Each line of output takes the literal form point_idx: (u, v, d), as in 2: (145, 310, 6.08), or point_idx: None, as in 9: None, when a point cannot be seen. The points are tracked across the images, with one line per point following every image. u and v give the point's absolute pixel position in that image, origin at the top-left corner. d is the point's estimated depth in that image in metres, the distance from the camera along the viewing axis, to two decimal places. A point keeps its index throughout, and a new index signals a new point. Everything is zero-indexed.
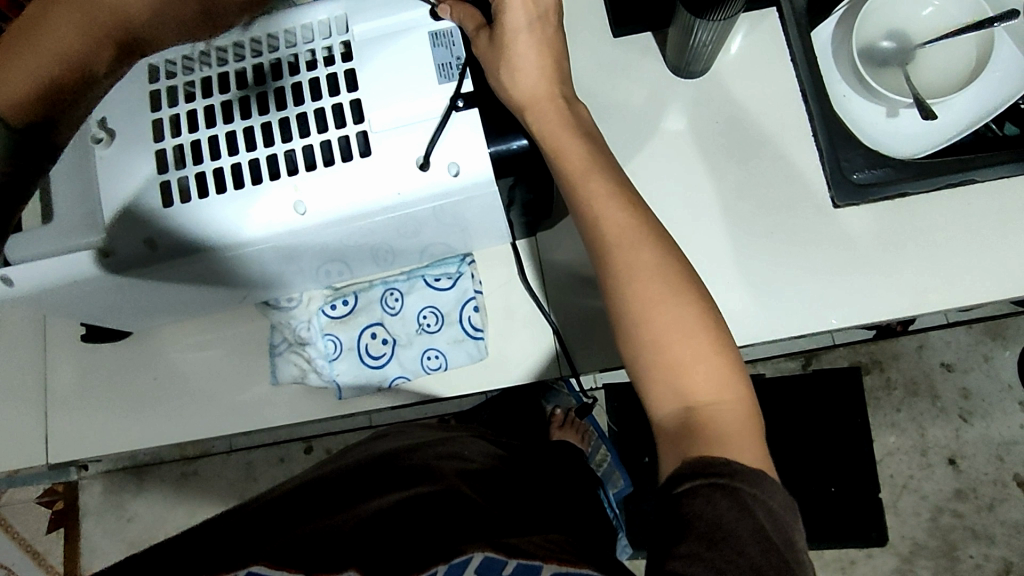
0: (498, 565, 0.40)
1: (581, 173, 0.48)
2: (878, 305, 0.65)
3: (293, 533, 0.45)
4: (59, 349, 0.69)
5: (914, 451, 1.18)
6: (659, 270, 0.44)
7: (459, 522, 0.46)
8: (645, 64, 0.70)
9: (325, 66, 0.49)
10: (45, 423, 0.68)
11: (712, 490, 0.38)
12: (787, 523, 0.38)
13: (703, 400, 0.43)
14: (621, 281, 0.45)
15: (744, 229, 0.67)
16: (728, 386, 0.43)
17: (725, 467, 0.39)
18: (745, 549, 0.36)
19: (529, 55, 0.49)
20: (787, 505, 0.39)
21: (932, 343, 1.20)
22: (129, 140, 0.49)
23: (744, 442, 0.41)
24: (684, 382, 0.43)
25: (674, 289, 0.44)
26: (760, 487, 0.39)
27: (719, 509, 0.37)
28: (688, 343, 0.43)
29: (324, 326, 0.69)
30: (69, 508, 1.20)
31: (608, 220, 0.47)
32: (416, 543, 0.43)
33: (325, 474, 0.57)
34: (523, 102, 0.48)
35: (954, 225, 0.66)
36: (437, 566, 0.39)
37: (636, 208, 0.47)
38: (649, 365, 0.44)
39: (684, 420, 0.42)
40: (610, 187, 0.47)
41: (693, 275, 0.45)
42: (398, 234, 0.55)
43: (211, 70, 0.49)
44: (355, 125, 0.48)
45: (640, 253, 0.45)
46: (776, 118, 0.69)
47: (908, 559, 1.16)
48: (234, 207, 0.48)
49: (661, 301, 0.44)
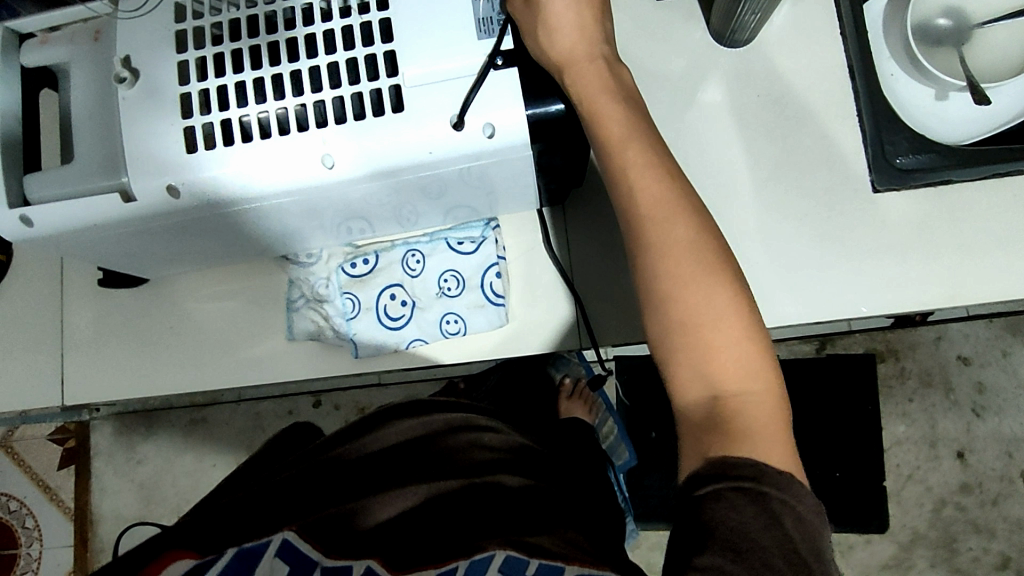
0: (522, 564, 0.42)
1: (619, 143, 0.44)
2: (908, 295, 0.63)
3: (313, 508, 0.47)
4: (75, 293, 0.69)
5: (922, 442, 1.18)
6: (691, 249, 0.42)
7: (474, 520, 0.47)
8: (686, 30, 0.67)
9: (359, 15, 0.46)
10: (60, 366, 0.68)
11: (736, 494, 0.37)
12: (815, 530, 0.37)
13: (731, 390, 0.41)
14: (651, 256, 0.43)
15: (776, 209, 0.65)
16: (756, 377, 0.41)
17: (751, 470, 0.38)
18: (771, 562, 0.35)
19: (568, 7, 0.44)
20: (817, 509, 0.38)
21: (950, 335, 1.19)
22: (152, 82, 0.47)
23: (771, 437, 0.40)
24: (711, 368, 0.41)
25: (706, 271, 0.42)
26: (789, 492, 0.37)
27: (742, 516, 0.36)
28: (718, 328, 0.41)
29: (342, 285, 0.68)
30: (81, 447, 1.23)
31: (641, 192, 0.44)
32: (429, 542, 0.45)
33: (346, 429, 0.58)
34: (561, 62, 0.45)
35: (999, 217, 0.63)
36: (458, 561, 0.42)
37: (672, 179, 0.44)
38: (676, 348, 0.42)
39: (707, 413, 0.41)
40: (648, 157, 0.44)
41: (725, 253, 0.43)
42: (425, 193, 0.54)
43: (240, 13, 0.47)
44: (388, 78, 0.46)
45: (672, 228, 0.43)
46: (820, 95, 0.66)
47: (907, 547, 1.17)
48: (255, 160, 0.46)
49: (691, 282, 0.42)
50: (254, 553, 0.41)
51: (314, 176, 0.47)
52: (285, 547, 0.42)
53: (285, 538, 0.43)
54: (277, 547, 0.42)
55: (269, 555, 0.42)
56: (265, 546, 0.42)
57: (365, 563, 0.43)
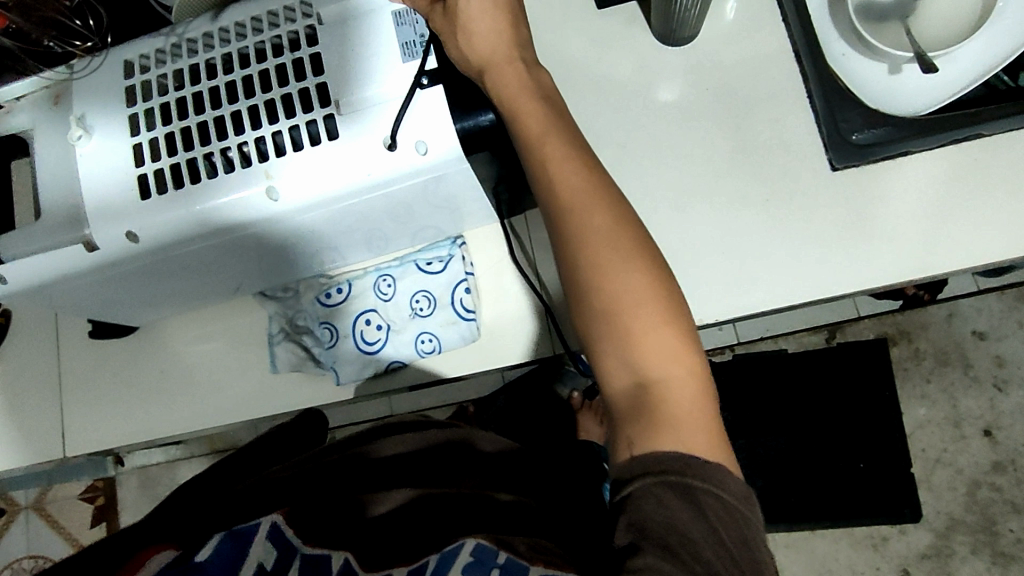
0: (490, 554, 0.39)
1: (538, 140, 0.46)
2: (888, 269, 0.63)
3: (293, 501, 0.44)
4: (70, 347, 0.72)
5: (946, 423, 1.14)
6: (610, 239, 0.44)
7: (452, 518, 0.44)
8: (631, 34, 0.69)
9: (290, 52, 0.49)
10: (60, 419, 0.70)
11: (664, 489, 0.39)
12: (742, 515, 0.39)
13: (653, 375, 0.42)
14: (570, 249, 0.44)
15: (741, 197, 0.65)
16: (678, 362, 0.42)
17: (676, 462, 0.39)
18: (701, 555, 0.37)
19: (482, 14, 0.47)
20: (745, 496, 0.40)
21: (962, 311, 1.16)
22: (106, 135, 0.50)
23: (694, 425, 0.41)
24: (634, 355, 0.42)
25: (627, 260, 0.43)
26: (713, 480, 0.39)
27: (671, 510, 0.38)
28: (639, 316, 0.42)
29: (319, 315, 0.70)
30: (109, 503, 1.26)
31: (561, 185, 0.45)
32: (410, 537, 0.42)
33: (344, 439, 0.56)
34: (480, 66, 0.47)
35: (971, 183, 0.63)
36: (429, 556, 0.40)
37: (591, 172, 0.46)
38: (603, 337, 0.43)
39: (633, 400, 0.42)
40: (567, 151, 0.46)
41: (645, 240, 0.44)
42: (391, 218, 0.57)
43: (182, 63, 0.50)
44: (321, 108, 0.48)
45: (589, 220, 0.44)
46: (772, 81, 0.67)
47: (944, 535, 1.13)
48: (195, 198, 0.49)
49: (611, 269, 0.43)
50: (241, 533, 0.39)
51: (255, 212, 0.49)
52: (275, 531, 0.40)
53: (274, 522, 0.40)
54: (268, 531, 0.40)
55: (259, 539, 0.39)
56: (257, 527, 0.39)
57: (343, 556, 0.40)
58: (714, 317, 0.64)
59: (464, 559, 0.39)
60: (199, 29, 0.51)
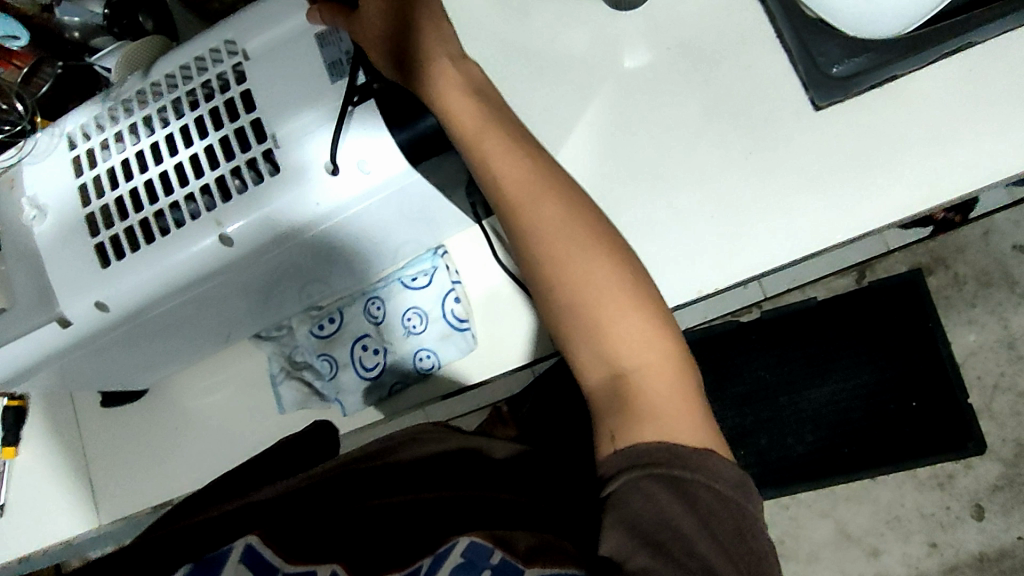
0: (483, 555, 0.36)
1: (475, 138, 0.44)
2: (895, 200, 0.58)
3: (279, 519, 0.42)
4: (88, 418, 0.73)
5: (1000, 346, 1.07)
6: (564, 227, 0.43)
7: (433, 522, 0.42)
8: (583, 7, 0.66)
9: (221, 94, 0.49)
10: (91, 488, 0.71)
11: (650, 483, 0.37)
12: (737, 503, 0.38)
13: (628, 363, 0.41)
14: (529, 244, 0.44)
15: (720, 152, 0.61)
16: (651, 348, 0.41)
17: (661, 452, 0.38)
18: (694, 549, 0.35)
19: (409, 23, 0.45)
20: (739, 483, 0.38)
21: (999, 227, 1.09)
22: (63, 210, 0.50)
23: (677, 411, 0.40)
24: (605, 344, 0.42)
25: (585, 248, 0.43)
26: (701, 469, 0.38)
27: (660, 504, 0.37)
28: (604, 302, 0.42)
29: (317, 348, 0.69)
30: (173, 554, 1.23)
31: (505, 179, 0.44)
32: (393, 543, 0.41)
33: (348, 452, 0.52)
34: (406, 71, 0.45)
35: (967, 95, 0.58)
36: (423, 559, 0.38)
37: (536, 161, 0.45)
38: (572, 330, 0.43)
39: (609, 391, 0.41)
40: (508, 145, 0.44)
41: (601, 225, 0.44)
42: (366, 241, 0.55)
43: (122, 125, 0.50)
44: (259, 145, 0.47)
45: (539, 212, 0.43)
46: (737, 27, 0.63)
47: (1015, 463, 1.05)
48: (150, 256, 0.48)
49: (569, 260, 0.42)
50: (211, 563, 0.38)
51: (212, 261, 0.48)
52: (249, 553, 0.38)
53: (248, 543, 0.39)
54: (241, 553, 0.38)
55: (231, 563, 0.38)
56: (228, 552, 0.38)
57: (330, 567, 0.39)
58: (713, 285, 0.61)
59: (455, 560, 0.37)
60: (133, 87, 0.52)
